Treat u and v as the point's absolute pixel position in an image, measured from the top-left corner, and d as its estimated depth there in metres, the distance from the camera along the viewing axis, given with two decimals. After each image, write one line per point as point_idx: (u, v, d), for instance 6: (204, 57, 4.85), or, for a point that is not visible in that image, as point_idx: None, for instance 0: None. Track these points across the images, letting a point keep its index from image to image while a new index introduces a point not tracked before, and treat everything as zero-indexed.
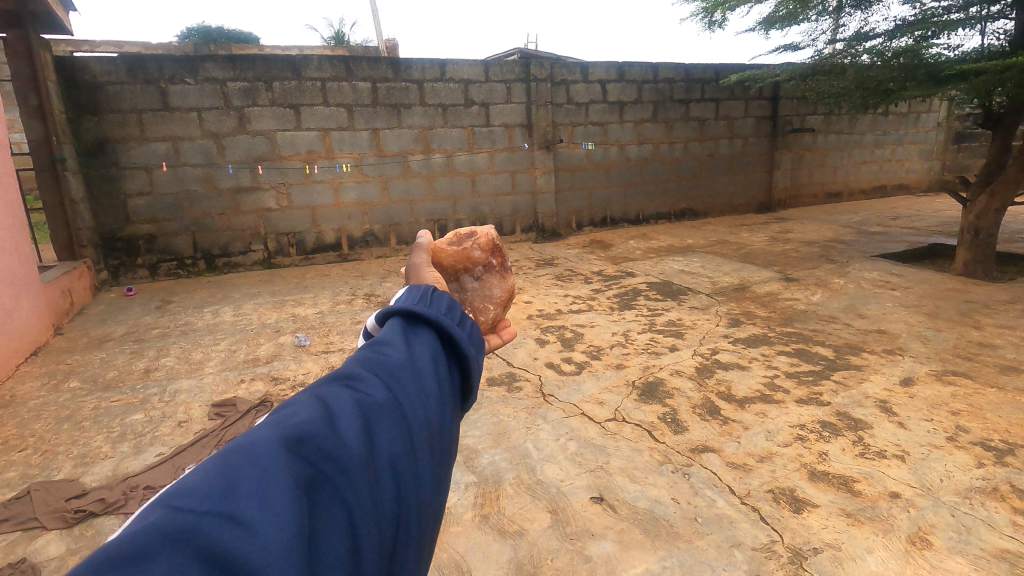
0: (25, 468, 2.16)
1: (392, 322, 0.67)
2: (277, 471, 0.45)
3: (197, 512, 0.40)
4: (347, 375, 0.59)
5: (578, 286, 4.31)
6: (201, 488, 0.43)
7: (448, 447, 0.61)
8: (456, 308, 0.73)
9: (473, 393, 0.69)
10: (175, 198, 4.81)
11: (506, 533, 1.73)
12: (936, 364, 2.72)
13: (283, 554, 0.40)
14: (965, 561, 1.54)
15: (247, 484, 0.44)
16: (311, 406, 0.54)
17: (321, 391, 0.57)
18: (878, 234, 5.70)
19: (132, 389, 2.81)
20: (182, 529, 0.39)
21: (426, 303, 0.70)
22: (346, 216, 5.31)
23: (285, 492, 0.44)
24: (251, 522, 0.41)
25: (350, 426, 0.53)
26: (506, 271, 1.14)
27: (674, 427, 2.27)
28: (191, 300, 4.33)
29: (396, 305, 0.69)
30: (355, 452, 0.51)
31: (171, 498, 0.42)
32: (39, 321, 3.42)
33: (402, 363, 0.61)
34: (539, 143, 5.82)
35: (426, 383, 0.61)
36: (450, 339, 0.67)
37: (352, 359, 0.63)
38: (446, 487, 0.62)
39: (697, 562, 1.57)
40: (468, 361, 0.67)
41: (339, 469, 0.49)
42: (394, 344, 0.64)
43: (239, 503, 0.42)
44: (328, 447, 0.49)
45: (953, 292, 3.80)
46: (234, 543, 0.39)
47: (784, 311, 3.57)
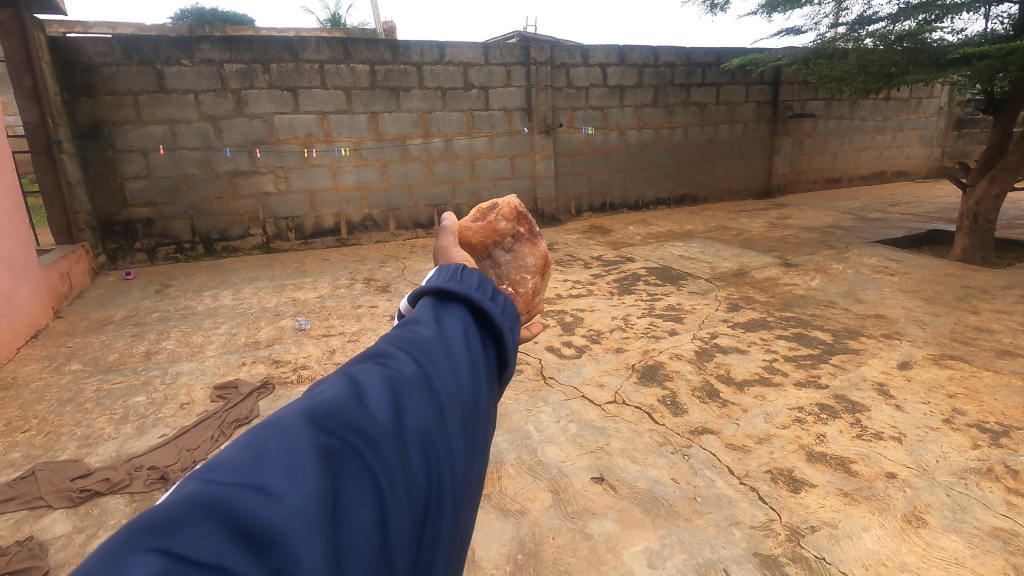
0: (30, 449, 2.17)
1: (423, 301, 0.67)
2: (306, 441, 0.45)
3: (225, 482, 0.41)
4: (379, 351, 0.60)
5: (578, 271, 4.32)
6: (232, 459, 0.43)
7: (483, 420, 0.61)
8: (488, 283, 0.72)
9: (510, 366, 0.69)
10: (173, 181, 4.78)
11: (508, 512, 1.75)
12: (933, 348, 2.74)
13: (307, 524, 0.41)
14: (959, 539, 1.57)
15: (273, 455, 0.44)
16: (340, 383, 0.54)
17: (352, 368, 0.58)
18: (876, 220, 5.71)
19: (133, 372, 2.82)
20: (212, 495, 0.39)
21: (456, 280, 0.69)
22: (345, 201, 5.29)
23: (309, 464, 0.44)
24: (276, 491, 0.41)
25: (378, 400, 0.53)
26: (535, 237, 1.12)
27: (674, 410, 2.29)
28: (190, 284, 4.33)
29: (428, 284, 0.69)
30: (382, 425, 0.51)
31: (205, 468, 0.43)
32: (39, 304, 3.41)
33: (432, 339, 0.61)
34: (539, 127, 5.78)
35: (456, 359, 0.61)
36: (484, 313, 0.66)
37: (384, 338, 0.64)
38: (483, 460, 0.62)
39: (697, 540, 1.60)
40: (502, 335, 0.67)
41: (368, 442, 0.49)
42: (424, 321, 0.64)
43: (266, 474, 0.43)
44: (356, 420, 0.49)
45: (951, 278, 3.82)
46: (261, 511, 0.39)
47: (782, 296, 3.59)
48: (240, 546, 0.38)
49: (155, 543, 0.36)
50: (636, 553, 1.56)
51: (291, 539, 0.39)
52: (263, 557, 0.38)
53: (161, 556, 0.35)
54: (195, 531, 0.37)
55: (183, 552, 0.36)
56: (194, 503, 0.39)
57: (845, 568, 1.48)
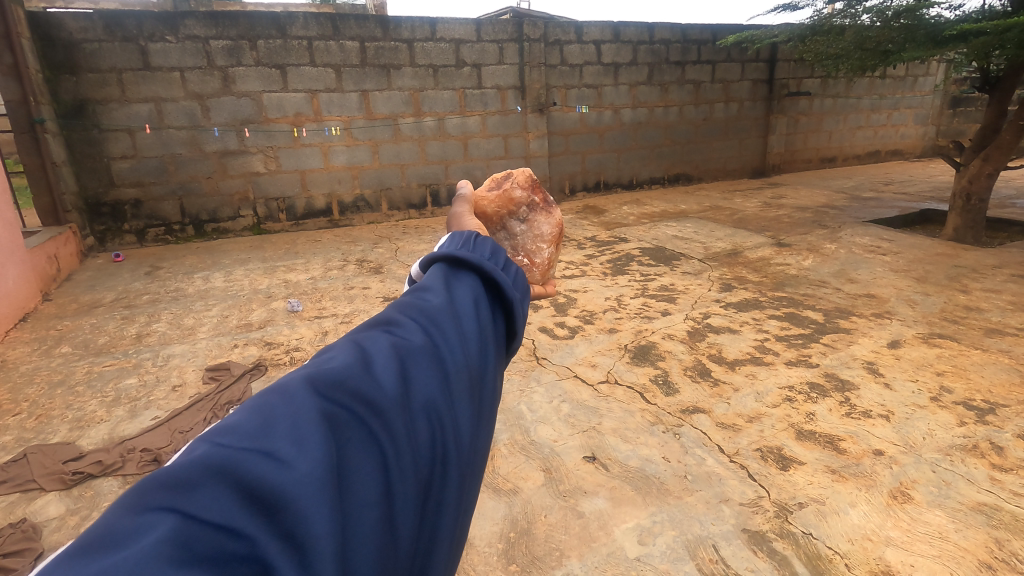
0: (21, 432, 2.17)
1: (435, 269, 0.66)
2: (318, 406, 0.45)
3: (236, 446, 0.40)
4: (388, 317, 0.58)
5: (572, 252, 4.30)
6: (242, 424, 0.42)
7: (490, 390, 0.60)
8: (499, 253, 0.72)
9: (517, 337, 0.68)
10: (161, 161, 4.70)
11: (501, 491, 1.76)
12: (922, 327, 2.76)
13: (317, 489, 0.40)
14: (943, 514, 1.60)
15: (284, 421, 0.43)
16: (349, 350, 0.53)
17: (361, 334, 0.57)
18: (869, 199, 5.71)
19: (124, 354, 2.80)
20: (223, 460, 0.39)
21: (468, 249, 0.69)
22: (336, 181, 5.22)
23: (319, 430, 0.43)
24: (286, 455, 0.41)
25: (386, 366, 0.52)
26: (549, 206, 1.14)
27: (666, 389, 2.31)
28: (181, 265, 4.29)
29: (440, 252, 0.68)
30: (391, 393, 0.50)
31: (214, 432, 0.42)
32: (26, 287, 3.37)
33: (442, 308, 0.60)
34: (532, 106, 5.69)
35: (466, 328, 0.60)
36: (494, 284, 0.66)
37: (393, 304, 0.62)
38: (487, 430, 0.61)
39: (686, 517, 1.62)
40: (512, 306, 0.66)
41: (377, 409, 0.48)
42: (434, 290, 0.63)
43: (275, 440, 0.42)
44: (365, 387, 0.49)
45: (942, 258, 3.83)
46: (270, 475, 0.39)
47: (775, 276, 3.59)
48: (252, 508, 0.37)
49: (169, 502, 0.36)
50: (627, 529, 1.59)
51: (303, 503, 0.39)
52: (274, 520, 0.38)
53: (176, 515, 0.35)
54: (207, 492, 0.37)
55: (197, 512, 0.35)
56: (207, 464, 0.38)
57: (831, 543, 1.51)
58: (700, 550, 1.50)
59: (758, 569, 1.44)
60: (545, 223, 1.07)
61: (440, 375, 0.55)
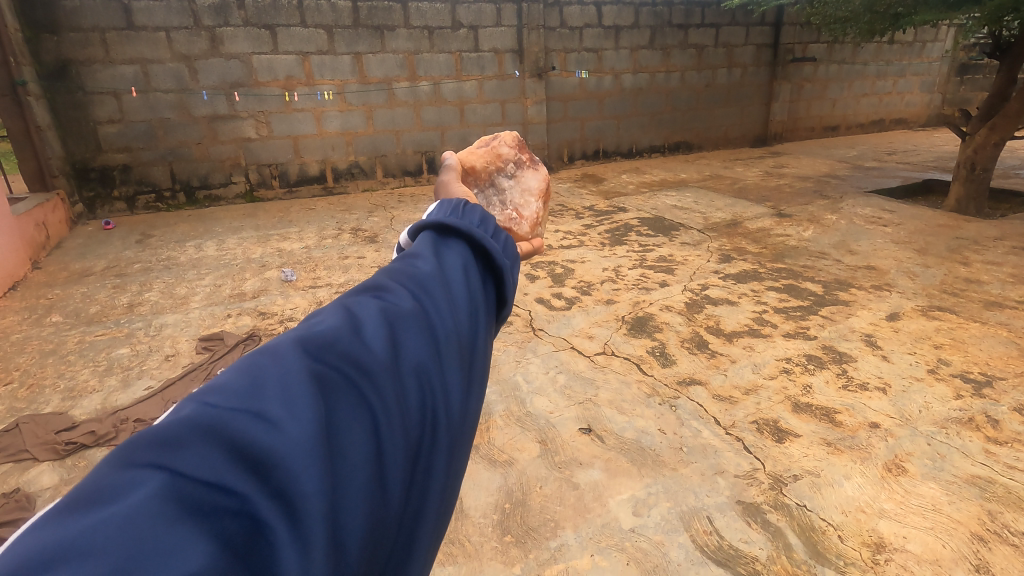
0: (13, 402, 2.15)
1: (423, 236, 0.64)
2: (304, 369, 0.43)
3: (226, 406, 0.39)
4: (376, 281, 0.56)
5: (570, 221, 4.24)
6: (229, 384, 0.41)
7: (483, 357, 0.58)
8: (489, 221, 0.69)
9: (508, 305, 0.65)
10: (149, 125, 4.58)
11: (496, 462, 1.76)
12: (922, 300, 2.74)
13: (307, 451, 0.39)
14: (937, 486, 1.60)
15: (272, 382, 0.42)
16: (337, 313, 0.51)
17: (350, 298, 0.55)
18: (872, 169, 5.63)
19: (116, 324, 2.77)
20: (210, 420, 0.38)
21: (457, 216, 0.66)
22: (330, 147, 5.11)
23: (308, 392, 0.42)
24: (277, 418, 0.40)
25: (376, 330, 0.50)
26: (536, 164, 1.13)
27: (663, 360, 2.29)
28: (172, 233, 4.22)
29: (428, 219, 0.65)
30: (382, 355, 0.48)
31: (202, 393, 0.41)
32: (15, 254, 3.31)
33: (432, 273, 0.58)
34: (530, 71, 5.54)
35: (457, 292, 0.58)
36: (484, 251, 0.63)
37: (382, 271, 0.60)
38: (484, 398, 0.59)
39: (681, 488, 1.62)
40: (503, 271, 0.64)
41: (368, 373, 0.46)
42: (424, 256, 0.60)
43: (263, 401, 0.40)
44: (355, 351, 0.47)
45: (944, 229, 3.79)
46: (259, 436, 0.38)
47: (774, 247, 3.55)
48: (241, 466, 0.37)
49: (157, 459, 0.35)
50: (622, 501, 1.59)
51: (292, 463, 0.38)
52: (264, 479, 0.37)
53: (163, 473, 0.34)
54: (197, 450, 0.36)
55: (186, 470, 0.35)
56: (195, 423, 0.37)
57: (825, 515, 1.51)
58: (694, 521, 1.51)
59: (752, 540, 1.44)
60: (533, 178, 1.05)
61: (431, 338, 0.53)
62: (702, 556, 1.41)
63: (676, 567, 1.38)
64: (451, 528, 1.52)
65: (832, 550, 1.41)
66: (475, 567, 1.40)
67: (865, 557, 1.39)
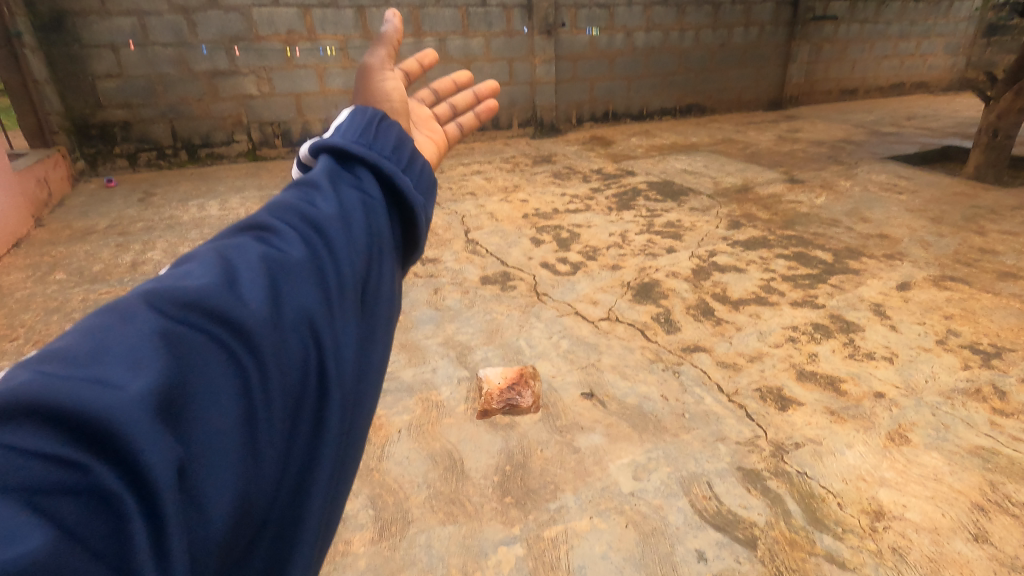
0: (19, 358, 2.17)
1: (328, 167, 0.71)
2: (190, 296, 0.49)
3: (63, 376, 0.40)
4: (274, 218, 0.63)
5: (577, 184, 4.16)
6: (78, 350, 0.43)
7: (370, 297, 0.64)
8: (397, 150, 0.78)
9: (415, 225, 0.75)
10: (148, 81, 4.48)
11: (497, 425, 1.77)
12: (934, 270, 2.68)
13: (146, 424, 0.40)
14: (939, 456, 1.60)
15: (124, 345, 0.44)
16: (210, 269, 0.53)
17: (229, 251, 0.57)
18: (889, 134, 5.47)
19: (120, 282, 2.77)
20: (42, 392, 0.39)
21: (366, 146, 0.74)
22: (333, 106, 5.00)
23: (159, 358, 0.44)
24: (118, 381, 0.41)
25: (250, 288, 0.53)
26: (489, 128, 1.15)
27: (667, 327, 2.27)
28: (175, 192, 4.17)
29: (335, 145, 0.73)
30: (254, 314, 0.50)
31: (47, 359, 0.42)
32: (17, 212, 3.29)
33: (331, 214, 0.64)
34: (540, 27, 5.33)
35: (355, 231, 0.65)
36: (393, 181, 0.73)
37: (279, 211, 0.64)
38: (375, 343, 0.63)
39: (682, 454, 1.62)
40: (410, 206, 0.74)
41: (234, 330, 0.49)
42: (324, 198, 0.66)
43: (109, 366, 0.42)
44: (222, 308, 0.49)
45: (960, 197, 3.70)
46: (95, 402, 0.39)
47: (785, 214, 3.48)
48: (78, 444, 0.39)
49: None
50: (622, 465, 1.59)
51: (130, 433, 0.40)
52: (103, 454, 0.39)
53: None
54: (31, 424, 0.38)
55: (18, 444, 0.37)
56: (26, 393, 0.39)
57: (825, 483, 1.51)
58: (693, 486, 1.51)
59: (751, 506, 1.45)
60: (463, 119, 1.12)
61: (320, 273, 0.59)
62: (700, 520, 1.42)
63: (674, 531, 1.39)
64: (452, 488, 1.53)
65: (831, 517, 1.41)
66: (475, 527, 1.42)
67: (863, 525, 1.39)
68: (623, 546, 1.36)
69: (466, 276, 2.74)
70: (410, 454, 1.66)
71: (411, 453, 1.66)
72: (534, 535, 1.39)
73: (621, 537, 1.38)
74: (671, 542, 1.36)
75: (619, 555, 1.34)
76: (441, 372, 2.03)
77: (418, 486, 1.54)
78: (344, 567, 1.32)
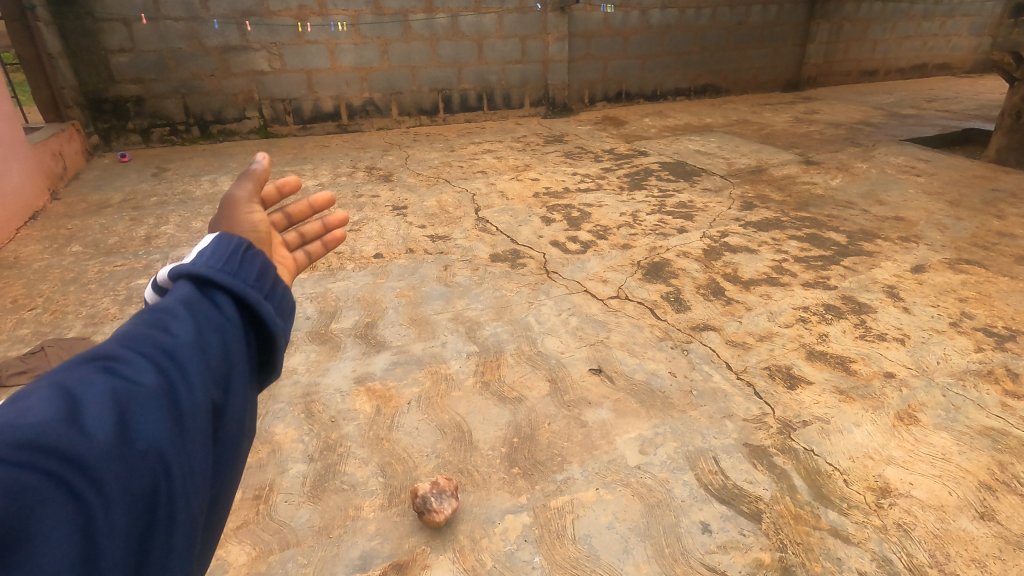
0: (38, 326, 2.22)
1: (185, 285, 0.64)
2: (20, 437, 0.46)
3: None
4: (124, 343, 0.57)
5: (588, 164, 4.13)
6: None
7: (232, 425, 0.61)
8: (270, 271, 0.70)
9: (280, 358, 0.68)
10: (160, 55, 4.47)
11: (506, 398, 1.78)
12: (950, 253, 2.65)
13: None
14: (949, 436, 1.59)
15: None
16: (48, 401, 0.50)
17: (73, 377, 0.53)
18: (909, 116, 5.35)
19: (134, 255, 2.80)
20: None
21: (236, 265, 0.66)
22: (344, 82, 4.97)
23: None
24: None
25: (96, 419, 0.51)
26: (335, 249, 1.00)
27: (677, 306, 2.27)
28: (187, 167, 4.20)
29: (197, 263, 0.65)
30: (98, 447, 0.49)
31: None
32: (33, 185, 3.32)
33: (186, 341, 0.59)
34: (553, 4, 5.23)
35: (212, 361, 0.60)
36: (257, 312, 0.65)
37: (131, 331, 0.59)
38: (233, 464, 0.61)
39: (689, 430, 1.63)
40: (275, 336, 0.66)
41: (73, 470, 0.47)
42: (181, 317, 0.60)
43: None
44: (61, 445, 0.47)
45: (980, 180, 3.63)
46: None
47: (799, 195, 3.43)
48: None
49: None
50: (629, 439, 1.61)
51: None
52: None
53: None
54: None
55: None
56: None
57: (832, 460, 1.52)
58: (700, 461, 1.52)
59: (757, 481, 1.46)
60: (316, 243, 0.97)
61: (168, 409, 0.55)
62: (706, 494, 1.43)
63: (680, 503, 1.40)
64: (460, 458, 1.56)
65: (836, 493, 1.42)
66: (482, 495, 1.44)
67: (869, 501, 1.40)
68: (628, 517, 1.38)
69: (476, 254, 2.75)
70: (419, 425, 1.68)
71: (419, 424, 1.68)
72: (540, 505, 1.41)
73: (626, 508, 1.40)
74: (676, 514, 1.38)
75: (624, 525, 1.36)
76: (450, 347, 2.04)
77: (427, 456, 1.57)
78: (354, 531, 1.36)
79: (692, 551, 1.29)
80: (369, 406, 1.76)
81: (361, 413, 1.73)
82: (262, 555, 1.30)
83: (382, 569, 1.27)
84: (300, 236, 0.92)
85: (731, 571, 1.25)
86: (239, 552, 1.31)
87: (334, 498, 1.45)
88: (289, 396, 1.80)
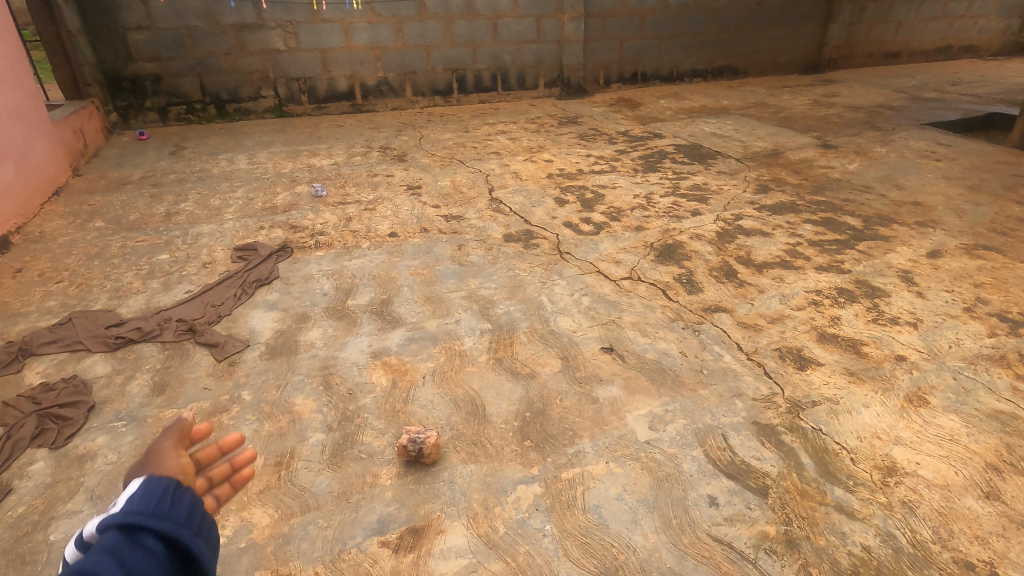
0: (65, 299, 2.28)
1: (113, 532, 0.65)
2: None
3: None
4: None
5: (602, 146, 4.11)
6: None
7: None
8: (197, 506, 0.73)
9: None
10: (177, 33, 4.49)
11: (518, 374, 1.82)
12: (967, 238, 2.62)
13: None
14: (957, 418, 1.61)
15: None
16: None
17: None
18: (931, 100, 5.24)
19: (155, 231, 2.86)
20: None
21: (168, 506, 0.69)
22: (358, 62, 4.97)
23: None
24: None
25: None
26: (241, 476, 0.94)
27: (689, 288, 2.28)
28: (204, 146, 4.24)
29: (128, 508, 0.67)
30: None
31: None
32: (56, 161, 3.38)
33: None
34: None
35: None
36: (186, 552, 0.68)
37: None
38: None
39: (698, 408, 1.66)
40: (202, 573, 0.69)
41: None
42: (115, 562, 0.62)
43: None
44: None
45: (1001, 165, 3.57)
46: None
47: (815, 179, 3.40)
48: None
49: None
50: (639, 416, 1.64)
51: None
52: None
53: None
54: None
55: None
56: None
57: (840, 439, 1.54)
58: (708, 438, 1.55)
59: (764, 457, 1.48)
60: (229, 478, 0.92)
61: None
62: (714, 469, 1.46)
63: (688, 477, 1.44)
64: (474, 430, 1.60)
65: (843, 471, 1.45)
66: (495, 466, 1.49)
67: (875, 479, 1.42)
68: (637, 489, 1.41)
69: (489, 234, 2.77)
70: (433, 398, 1.72)
71: (434, 398, 1.73)
72: (551, 476, 1.46)
73: (635, 481, 1.44)
74: (684, 488, 1.42)
75: (633, 496, 1.40)
76: (464, 324, 2.07)
77: (442, 428, 1.61)
78: (372, 497, 1.41)
79: (699, 523, 1.33)
80: (385, 380, 1.80)
81: (377, 387, 1.78)
82: (284, 518, 1.36)
83: (399, 533, 1.32)
84: (208, 480, 0.89)
85: (737, 542, 1.28)
86: (262, 514, 1.37)
87: (352, 466, 1.50)
88: (307, 369, 1.85)
